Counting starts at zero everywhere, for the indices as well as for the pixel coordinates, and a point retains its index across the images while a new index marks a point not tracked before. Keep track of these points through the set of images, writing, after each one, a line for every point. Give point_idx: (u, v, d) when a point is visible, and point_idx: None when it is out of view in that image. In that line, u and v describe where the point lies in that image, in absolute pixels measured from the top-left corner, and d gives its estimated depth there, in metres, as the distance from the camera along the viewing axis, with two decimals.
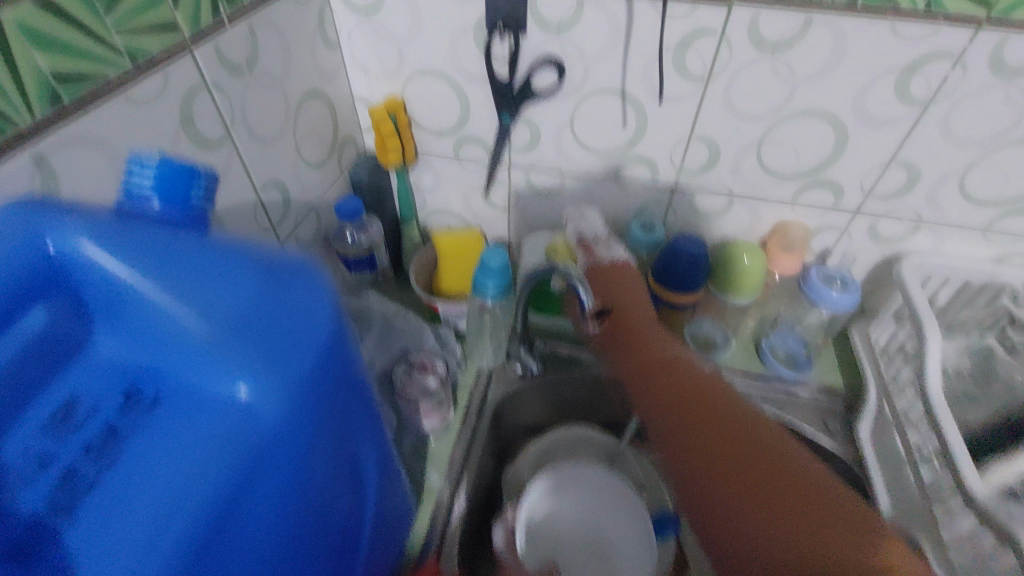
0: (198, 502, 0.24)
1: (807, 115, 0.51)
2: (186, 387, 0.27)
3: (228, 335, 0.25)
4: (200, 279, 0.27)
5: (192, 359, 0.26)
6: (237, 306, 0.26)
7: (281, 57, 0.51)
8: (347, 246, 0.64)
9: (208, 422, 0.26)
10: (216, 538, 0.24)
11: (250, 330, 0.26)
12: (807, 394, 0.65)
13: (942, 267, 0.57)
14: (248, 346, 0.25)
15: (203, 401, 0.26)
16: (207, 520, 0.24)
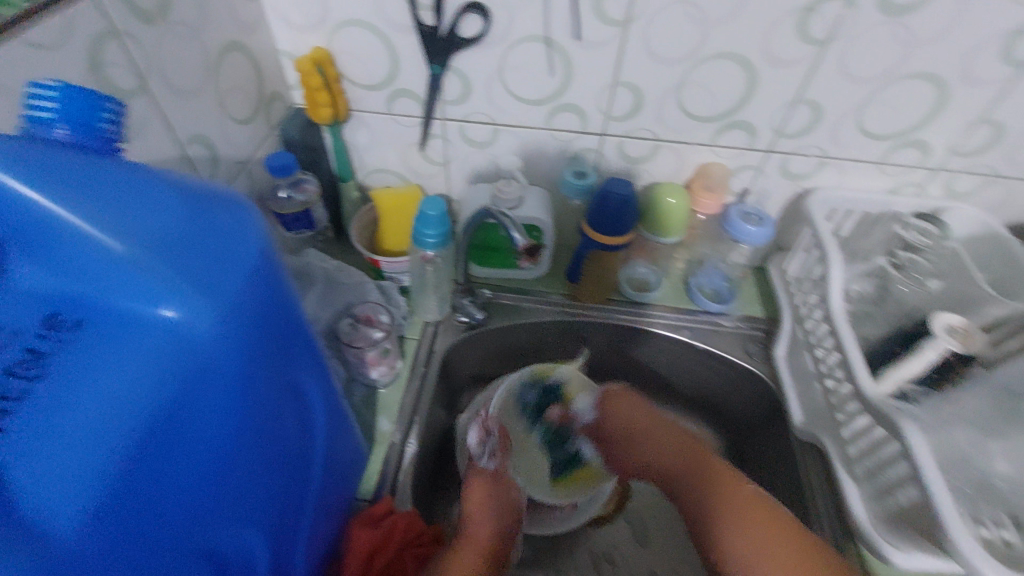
0: (136, 413, 0.26)
1: (721, 58, 0.54)
2: (116, 310, 0.27)
3: (148, 256, 0.26)
4: (114, 203, 0.26)
5: (118, 282, 0.26)
6: (156, 227, 0.26)
7: (195, 5, 0.49)
8: (283, 204, 0.63)
9: (138, 343, 0.27)
10: (155, 445, 0.26)
11: (174, 252, 0.26)
12: (729, 323, 0.70)
13: (842, 199, 0.63)
14: (172, 267, 0.26)
15: (130, 323, 0.27)
16: (143, 429, 0.26)
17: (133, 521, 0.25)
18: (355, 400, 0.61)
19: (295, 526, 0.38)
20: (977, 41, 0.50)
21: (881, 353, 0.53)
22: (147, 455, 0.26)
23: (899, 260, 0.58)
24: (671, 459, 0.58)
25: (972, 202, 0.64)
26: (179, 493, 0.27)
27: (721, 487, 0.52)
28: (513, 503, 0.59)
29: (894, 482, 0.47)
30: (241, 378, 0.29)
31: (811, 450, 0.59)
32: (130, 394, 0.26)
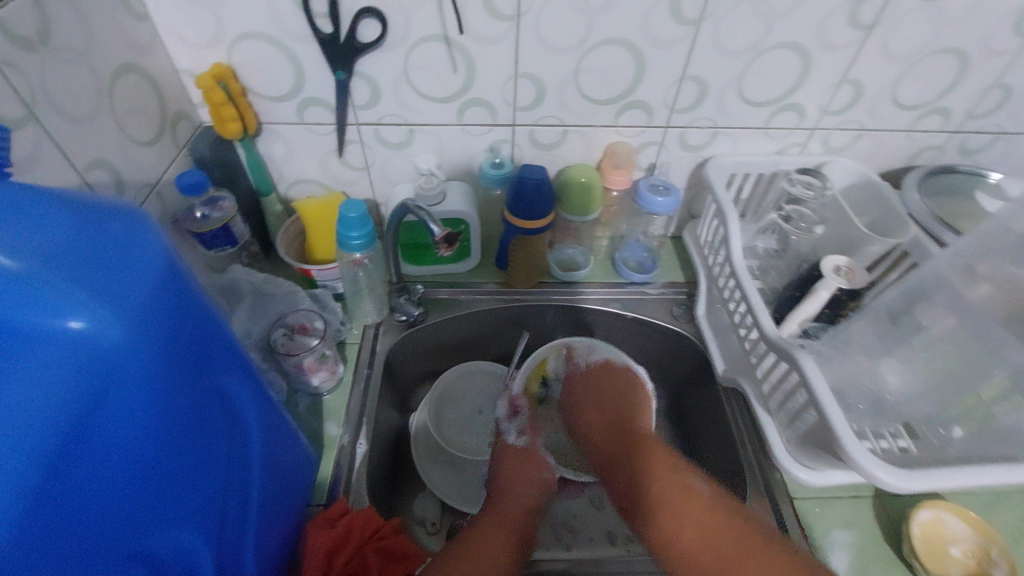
0: (50, 425, 0.27)
1: (609, 44, 0.58)
2: (16, 327, 0.27)
3: (46, 267, 0.26)
4: (11, 220, 0.27)
5: (13, 301, 0.26)
6: (50, 242, 0.27)
7: (80, 30, 0.48)
8: (200, 223, 0.62)
9: (44, 356, 0.27)
10: (73, 452, 0.28)
11: (69, 262, 0.27)
12: (654, 290, 0.75)
13: (736, 164, 0.69)
14: (72, 276, 0.27)
15: (34, 338, 0.27)
16: (61, 437, 0.27)
17: (60, 521, 0.27)
18: (299, 409, 0.62)
19: (241, 523, 0.41)
20: (827, 11, 0.55)
21: (784, 301, 0.61)
22: (67, 462, 0.27)
23: (787, 214, 0.65)
24: (610, 445, 0.61)
25: (849, 156, 0.71)
26: (104, 496, 0.29)
27: (657, 465, 0.55)
28: (544, 478, 0.62)
29: (799, 409, 0.53)
30: (159, 381, 0.31)
31: (734, 396, 0.65)
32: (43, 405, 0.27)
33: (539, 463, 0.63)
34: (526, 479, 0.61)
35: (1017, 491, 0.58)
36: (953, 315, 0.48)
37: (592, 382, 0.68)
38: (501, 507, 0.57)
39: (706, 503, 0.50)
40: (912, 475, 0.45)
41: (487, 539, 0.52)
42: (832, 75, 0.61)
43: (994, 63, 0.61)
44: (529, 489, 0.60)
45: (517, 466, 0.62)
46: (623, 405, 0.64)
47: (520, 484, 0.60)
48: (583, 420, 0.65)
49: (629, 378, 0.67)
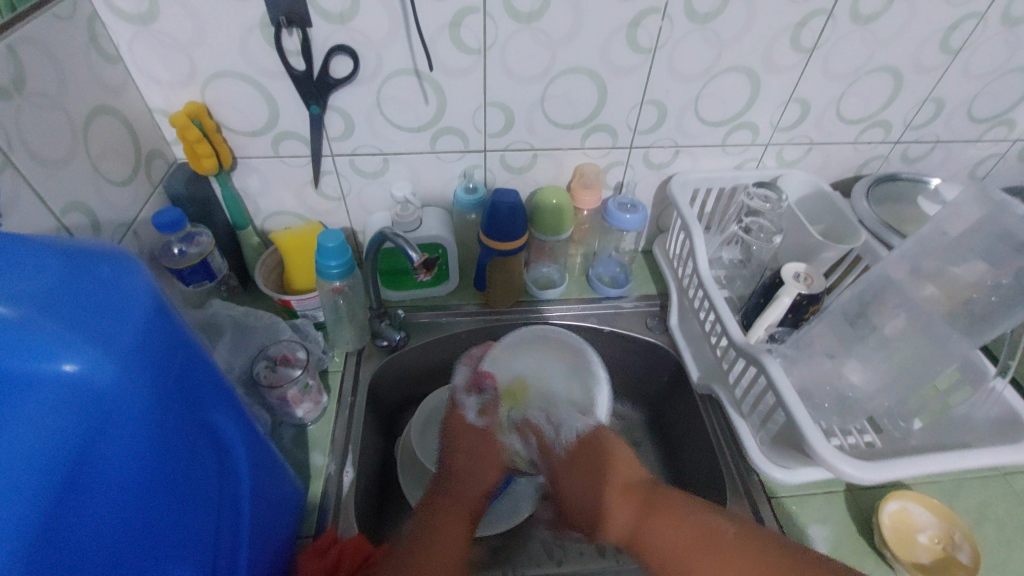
0: (45, 468, 0.27)
1: (572, 72, 0.61)
2: (12, 375, 0.28)
3: (37, 311, 0.27)
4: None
5: (9, 348, 0.27)
6: (37, 287, 0.28)
7: (55, 76, 0.49)
8: (178, 259, 0.62)
9: (38, 399, 0.28)
10: (68, 493, 0.28)
11: (55, 304, 0.28)
12: (629, 303, 0.78)
13: (698, 180, 0.72)
14: (60, 319, 0.28)
15: (28, 383, 0.28)
16: (56, 479, 0.27)
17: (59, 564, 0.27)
18: (284, 441, 0.62)
19: (234, 560, 0.40)
20: (772, 36, 0.59)
21: (750, 308, 0.64)
22: (63, 503, 0.27)
23: (747, 226, 0.68)
24: (636, 516, 0.54)
25: (802, 168, 0.75)
26: (103, 534, 0.29)
27: (642, 520, 0.53)
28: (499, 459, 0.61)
29: (769, 410, 0.56)
30: (150, 418, 0.31)
31: (709, 402, 0.67)
32: (37, 447, 0.27)
33: (495, 446, 0.62)
34: (478, 480, 0.60)
35: (977, 476, 0.61)
36: (903, 314, 0.51)
37: (590, 458, 0.58)
38: (453, 496, 0.58)
39: (682, 526, 0.50)
40: (875, 466, 0.47)
41: (446, 558, 0.50)
42: (781, 94, 0.65)
43: (926, 79, 0.66)
44: (484, 481, 0.60)
45: (474, 444, 0.61)
46: (629, 476, 0.57)
47: (475, 477, 0.60)
48: (568, 494, 0.61)
49: (614, 439, 0.60)
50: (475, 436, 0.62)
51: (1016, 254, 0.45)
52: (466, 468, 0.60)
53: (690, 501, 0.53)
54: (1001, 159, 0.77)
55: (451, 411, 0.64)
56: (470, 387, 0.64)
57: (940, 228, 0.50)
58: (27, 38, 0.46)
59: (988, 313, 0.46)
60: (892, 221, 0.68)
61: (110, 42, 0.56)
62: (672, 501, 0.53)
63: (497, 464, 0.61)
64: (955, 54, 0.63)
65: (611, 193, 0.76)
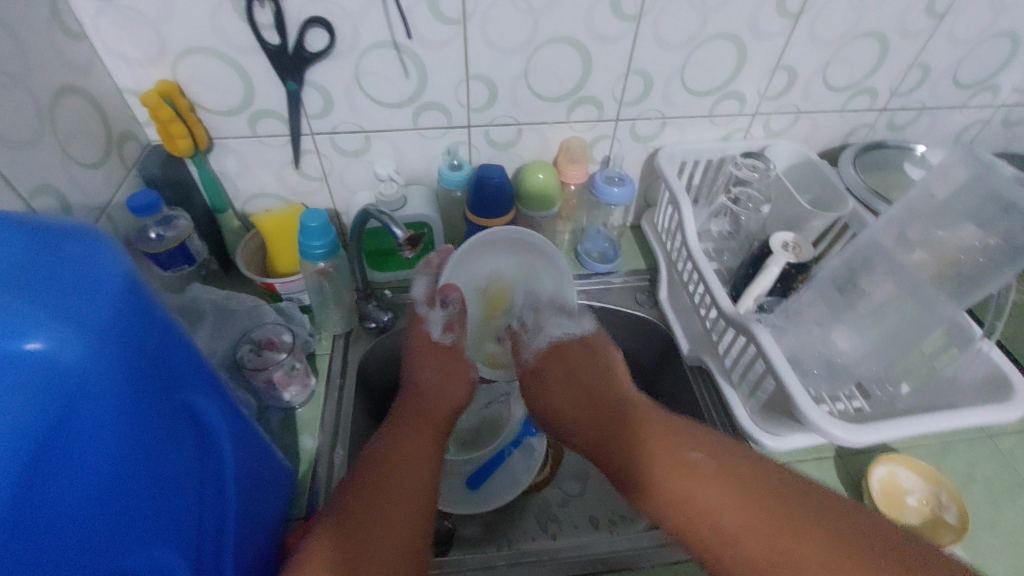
0: (17, 451, 0.25)
1: (555, 42, 0.60)
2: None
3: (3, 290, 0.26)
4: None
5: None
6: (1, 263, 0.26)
7: (15, 53, 0.47)
8: (154, 244, 0.60)
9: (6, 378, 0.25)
10: (39, 476, 0.26)
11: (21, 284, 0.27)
12: (619, 279, 0.77)
13: (685, 151, 0.72)
14: (27, 298, 0.26)
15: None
16: (27, 464, 0.26)
17: (26, 540, 0.26)
18: (272, 425, 0.61)
19: (218, 544, 0.40)
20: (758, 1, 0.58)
21: (740, 280, 0.64)
22: (33, 487, 0.26)
23: (735, 197, 0.68)
24: (597, 431, 0.54)
25: (789, 138, 0.75)
26: (72, 514, 0.28)
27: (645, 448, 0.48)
28: (465, 374, 0.61)
29: (759, 378, 0.56)
30: (125, 401, 0.30)
31: (700, 375, 0.67)
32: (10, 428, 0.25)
33: (460, 361, 0.62)
34: (442, 389, 0.59)
35: (964, 438, 0.62)
36: (891, 280, 0.51)
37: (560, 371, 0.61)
38: (413, 413, 0.55)
39: (659, 442, 0.48)
40: (860, 429, 0.48)
41: (401, 476, 0.47)
42: (767, 62, 0.65)
43: (912, 44, 0.65)
44: (442, 395, 0.58)
45: (433, 360, 0.60)
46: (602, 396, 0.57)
47: (432, 387, 0.58)
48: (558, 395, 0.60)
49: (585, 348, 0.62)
50: (439, 355, 0.61)
51: (1004, 215, 0.45)
52: (431, 384, 0.58)
53: (687, 433, 0.48)
54: (985, 125, 0.77)
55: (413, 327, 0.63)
56: (431, 300, 0.63)
57: (928, 191, 0.50)
58: None
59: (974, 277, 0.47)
60: (878, 188, 0.68)
61: (73, 18, 0.53)
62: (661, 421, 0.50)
63: (461, 376, 0.61)
64: (940, 18, 0.63)
65: (598, 167, 0.75)
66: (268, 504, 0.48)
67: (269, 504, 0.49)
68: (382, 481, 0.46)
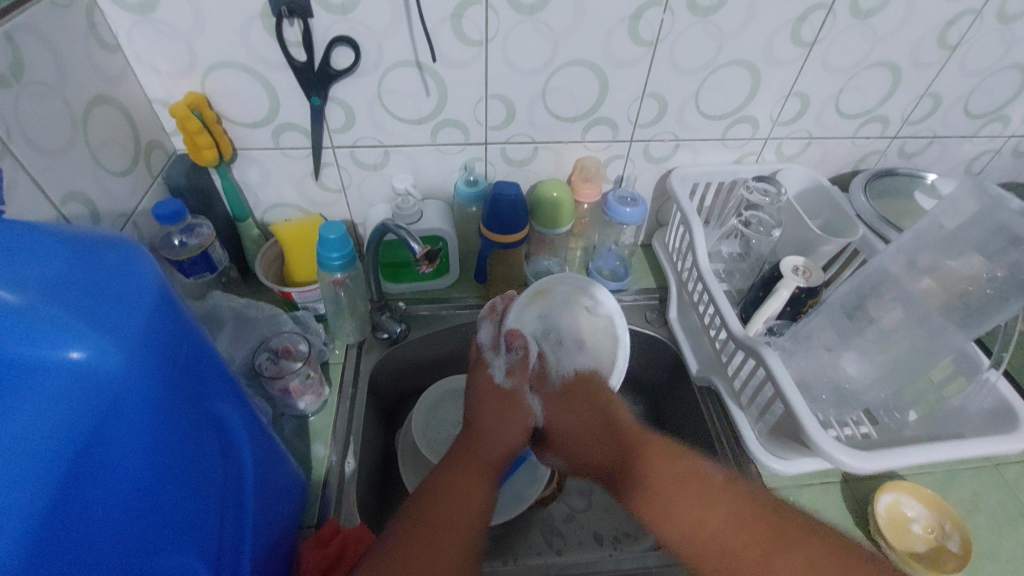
0: (53, 456, 0.27)
1: (573, 65, 0.61)
2: (12, 360, 0.27)
3: (41, 298, 0.27)
4: (2, 254, 0.28)
5: (13, 334, 0.27)
6: (41, 273, 0.28)
7: (53, 65, 0.49)
8: (179, 250, 0.62)
9: (46, 388, 0.28)
10: (74, 482, 0.28)
11: (65, 296, 0.28)
12: (629, 296, 0.78)
13: (698, 173, 0.73)
14: (64, 305, 0.28)
15: (31, 370, 0.28)
16: (64, 469, 0.27)
17: (67, 542, 0.27)
18: (285, 432, 0.62)
19: (237, 549, 0.40)
20: (772, 30, 0.60)
21: (749, 301, 0.65)
22: (69, 494, 0.27)
23: (747, 219, 0.69)
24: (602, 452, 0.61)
25: (801, 162, 0.76)
26: (111, 518, 0.29)
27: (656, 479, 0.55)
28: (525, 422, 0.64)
29: (768, 402, 0.56)
30: (152, 407, 0.31)
31: (709, 396, 0.68)
32: (45, 436, 0.27)
33: (520, 407, 0.64)
34: (506, 433, 0.62)
35: (970, 467, 0.62)
36: (900, 307, 0.52)
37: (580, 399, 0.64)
38: (475, 451, 0.59)
39: (673, 467, 0.54)
40: (872, 456, 0.48)
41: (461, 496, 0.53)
42: (780, 88, 0.66)
43: (924, 74, 0.66)
44: (506, 439, 0.62)
45: (494, 407, 0.63)
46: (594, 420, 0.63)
47: (495, 427, 0.62)
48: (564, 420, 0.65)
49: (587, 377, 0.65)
50: (502, 401, 0.64)
51: (1010, 247, 0.46)
52: (491, 427, 0.61)
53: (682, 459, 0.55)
54: (996, 154, 0.78)
55: (476, 370, 0.66)
56: (496, 346, 0.67)
57: (937, 221, 0.51)
58: (26, 27, 0.46)
59: (983, 307, 0.47)
60: (889, 215, 0.70)
61: (108, 31, 0.55)
62: (665, 448, 0.57)
63: (519, 419, 0.64)
64: (952, 50, 0.64)
65: (611, 187, 0.76)
66: (284, 510, 0.49)
67: (285, 510, 0.50)
68: (435, 503, 0.52)
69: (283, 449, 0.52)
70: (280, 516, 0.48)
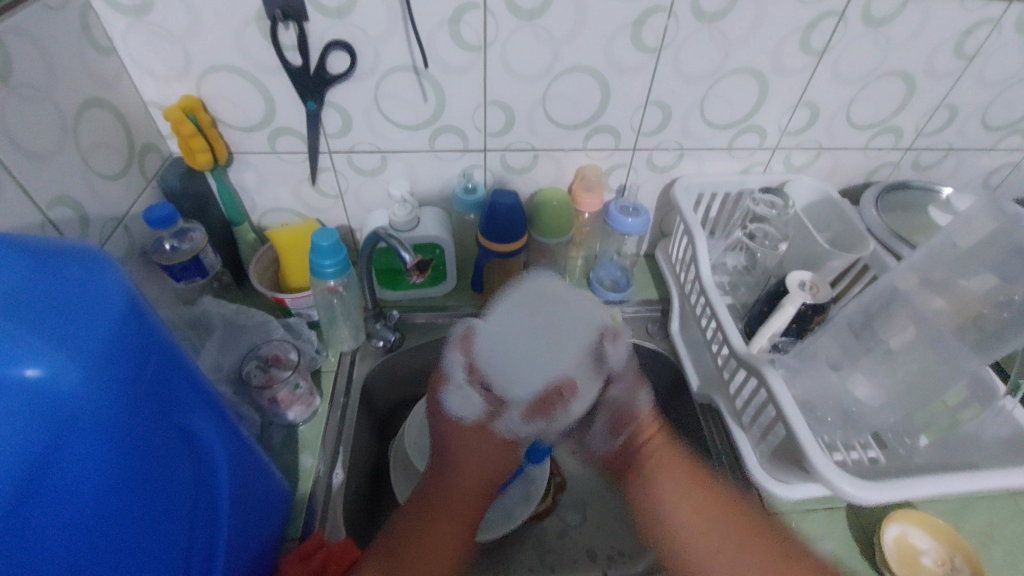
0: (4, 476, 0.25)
1: (575, 71, 0.60)
2: None
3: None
4: None
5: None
6: (3, 287, 0.27)
7: (42, 67, 0.48)
8: (171, 255, 0.61)
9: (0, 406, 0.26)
10: (24, 501, 0.26)
11: (15, 309, 0.26)
12: (629, 308, 0.76)
13: (702, 183, 0.71)
14: (22, 319, 0.26)
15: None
16: (15, 490, 0.26)
17: (14, 565, 0.25)
18: (273, 442, 0.61)
19: (208, 565, 0.39)
20: (781, 38, 0.58)
21: (754, 316, 0.63)
22: (18, 519, 0.26)
23: (752, 232, 0.68)
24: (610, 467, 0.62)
25: (810, 173, 0.74)
26: (67, 544, 0.28)
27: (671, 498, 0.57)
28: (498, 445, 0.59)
29: (769, 423, 0.54)
30: (116, 422, 0.30)
31: (710, 413, 0.66)
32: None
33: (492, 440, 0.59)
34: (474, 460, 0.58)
35: (983, 495, 0.60)
36: (910, 328, 0.50)
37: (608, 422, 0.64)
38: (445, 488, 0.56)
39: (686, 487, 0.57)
40: (879, 486, 0.46)
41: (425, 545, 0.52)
42: (790, 97, 0.64)
43: (941, 84, 0.64)
44: (478, 468, 0.58)
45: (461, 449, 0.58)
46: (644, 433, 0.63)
47: (463, 462, 0.58)
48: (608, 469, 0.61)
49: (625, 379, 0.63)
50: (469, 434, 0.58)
51: None
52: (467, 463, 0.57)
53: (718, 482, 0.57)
54: (1015, 168, 0.75)
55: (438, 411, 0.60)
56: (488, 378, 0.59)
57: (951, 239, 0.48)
58: (15, 29, 0.45)
59: (1000, 331, 0.45)
60: (901, 231, 0.67)
61: (102, 33, 0.54)
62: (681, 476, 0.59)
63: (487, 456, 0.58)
64: (969, 60, 0.61)
65: (613, 196, 0.74)
66: (263, 527, 0.48)
67: (265, 527, 0.48)
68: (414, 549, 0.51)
69: (266, 463, 0.50)
70: (259, 531, 0.47)
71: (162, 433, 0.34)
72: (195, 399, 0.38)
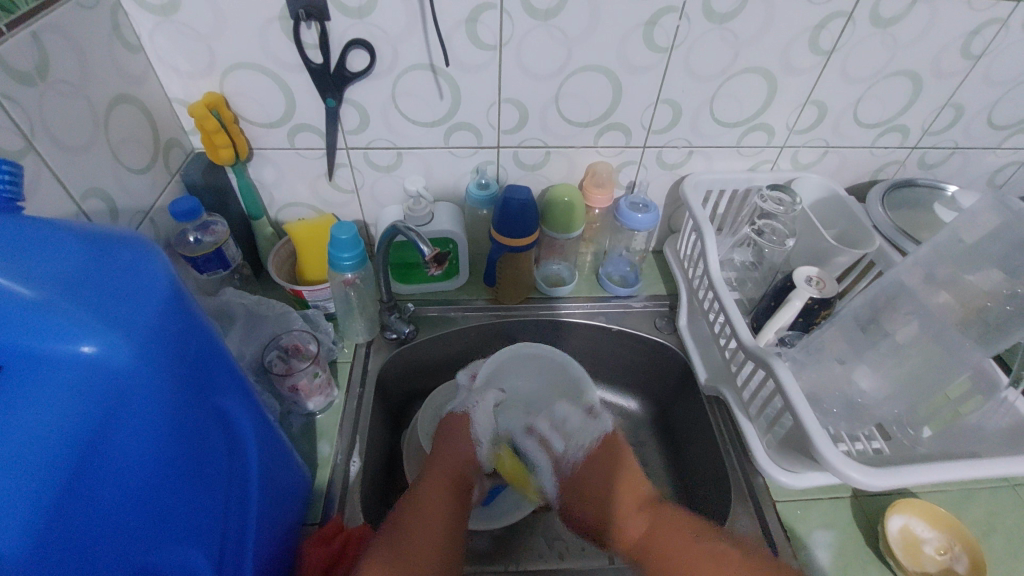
0: (58, 447, 0.27)
1: (586, 70, 0.61)
2: (27, 352, 0.28)
3: (62, 294, 0.28)
4: (20, 249, 0.29)
5: (27, 326, 0.28)
6: (64, 269, 0.29)
7: (77, 65, 0.50)
8: (194, 247, 0.63)
9: (58, 378, 0.28)
10: (79, 471, 0.28)
11: (78, 289, 0.29)
12: (638, 303, 0.78)
13: (711, 181, 0.72)
14: (79, 303, 0.28)
15: (38, 360, 0.28)
16: (70, 460, 0.27)
17: (72, 529, 0.27)
18: (292, 430, 0.63)
19: (239, 549, 0.40)
20: (790, 37, 0.59)
21: (761, 311, 0.65)
22: (77, 486, 0.28)
23: (760, 228, 0.68)
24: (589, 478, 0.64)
25: (817, 171, 0.75)
26: (118, 518, 0.29)
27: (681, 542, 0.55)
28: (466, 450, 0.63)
29: (776, 414, 0.56)
30: (163, 399, 0.32)
31: (716, 403, 0.67)
32: (51, 430, 0.27)
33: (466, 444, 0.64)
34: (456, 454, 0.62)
35: (986, 487, 0.61)
36: (916, 321, 0.51)
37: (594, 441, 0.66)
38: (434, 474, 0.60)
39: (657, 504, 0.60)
40: (882, 472, 0.47)
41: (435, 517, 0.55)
42: (797, 96, 0.65)
43: (947, 84, 0.65)
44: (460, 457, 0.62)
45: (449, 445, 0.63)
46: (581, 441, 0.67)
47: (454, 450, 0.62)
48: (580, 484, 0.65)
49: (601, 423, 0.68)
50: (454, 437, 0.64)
51: None
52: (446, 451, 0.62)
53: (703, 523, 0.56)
54: (1021, 167, 0.76)
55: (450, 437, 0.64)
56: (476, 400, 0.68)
57: (956, 235, 0.50)
58: (51, 28, 0.47)
59: (1002, 324, 0.46)
60: (907, 227, 0.68)
61: (131, 31, 0.56)
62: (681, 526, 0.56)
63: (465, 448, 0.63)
64: (976, 60, 0.63)
65: (623, 193, 0.76)
66: (288, 515, 0.49)
67: (290, 516, 0.50)
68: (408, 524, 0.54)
69: (291, 455, 0.52)
70: (286, 521, 0.49)
71: (201, 414, 0.36)
72: (229, 382, 0.40)
